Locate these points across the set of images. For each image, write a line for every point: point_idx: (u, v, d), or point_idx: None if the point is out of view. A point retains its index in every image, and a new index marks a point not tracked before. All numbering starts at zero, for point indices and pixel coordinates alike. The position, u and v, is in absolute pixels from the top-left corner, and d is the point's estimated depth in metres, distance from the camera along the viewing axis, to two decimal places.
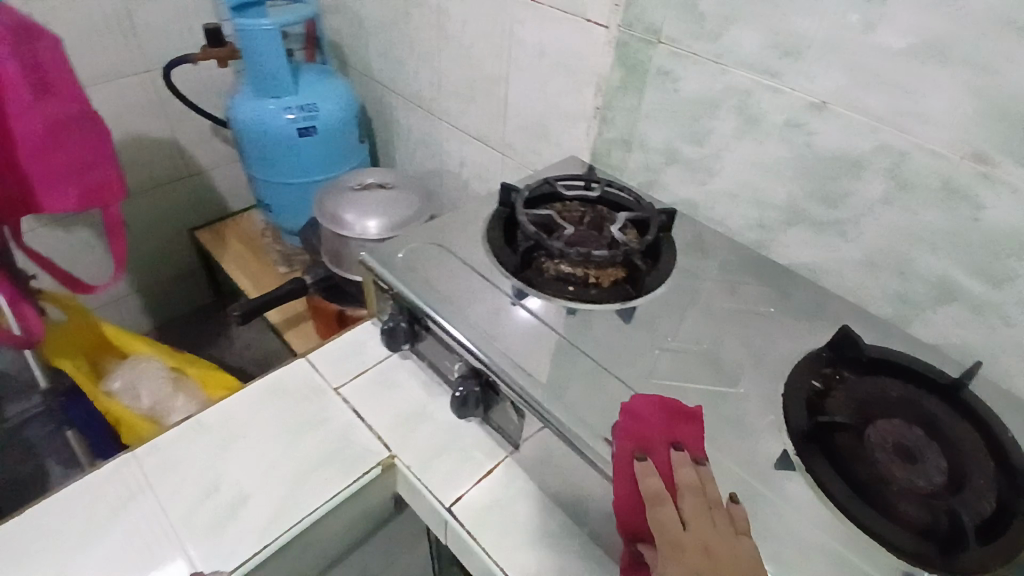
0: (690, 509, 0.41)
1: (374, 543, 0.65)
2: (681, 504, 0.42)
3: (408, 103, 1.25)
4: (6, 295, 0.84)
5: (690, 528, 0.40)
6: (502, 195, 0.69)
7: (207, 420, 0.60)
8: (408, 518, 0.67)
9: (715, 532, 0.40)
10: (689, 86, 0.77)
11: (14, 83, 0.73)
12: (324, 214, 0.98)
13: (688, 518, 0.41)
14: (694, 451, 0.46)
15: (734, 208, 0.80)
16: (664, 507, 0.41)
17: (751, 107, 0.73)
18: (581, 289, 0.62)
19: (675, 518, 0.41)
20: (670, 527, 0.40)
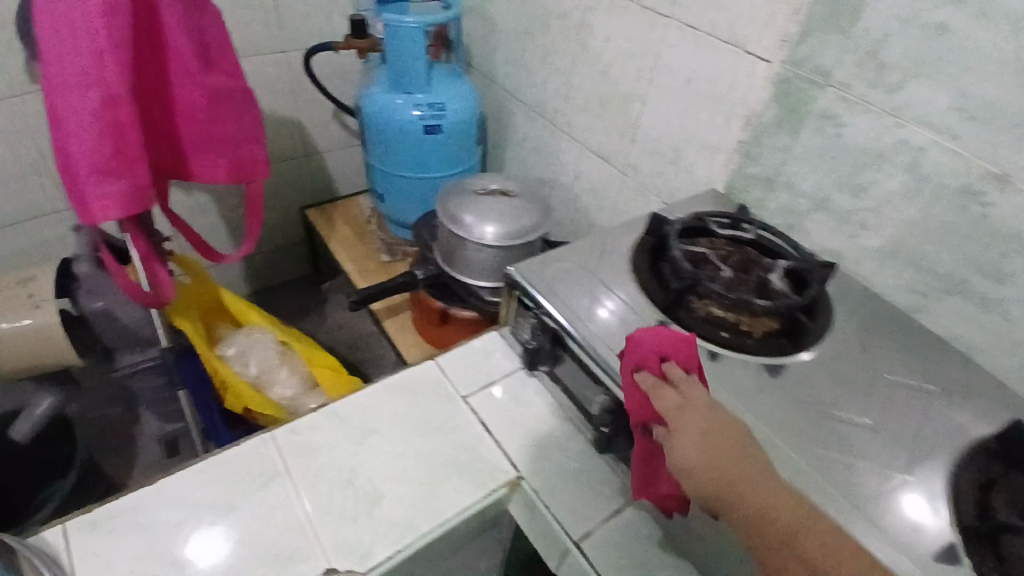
0: (687, 394, 0.47)
1: (480, 557, 0.65)
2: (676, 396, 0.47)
3: (529, 110, 1.25)
4: (143, 252, 0.80)
5: (690, 414, 0.45)
6: (653, 225, 0.68)
7: (343, 411, 0.61)
8: (514, 538, 0.67)
9: (709, 415, 0.45)
10: (855, 134, 0.75)
11: (186, 50, 0.71)
12: (444, 213, 0.99)
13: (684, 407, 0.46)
14: (686, 364, 0.50)
15: (886, 268, 0.77)
16: (663, 397, 0.47)
17: (923, 167, 0.70)
18: (732, 335, 0.60)
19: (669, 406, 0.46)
20: (670, 410, 0.45)
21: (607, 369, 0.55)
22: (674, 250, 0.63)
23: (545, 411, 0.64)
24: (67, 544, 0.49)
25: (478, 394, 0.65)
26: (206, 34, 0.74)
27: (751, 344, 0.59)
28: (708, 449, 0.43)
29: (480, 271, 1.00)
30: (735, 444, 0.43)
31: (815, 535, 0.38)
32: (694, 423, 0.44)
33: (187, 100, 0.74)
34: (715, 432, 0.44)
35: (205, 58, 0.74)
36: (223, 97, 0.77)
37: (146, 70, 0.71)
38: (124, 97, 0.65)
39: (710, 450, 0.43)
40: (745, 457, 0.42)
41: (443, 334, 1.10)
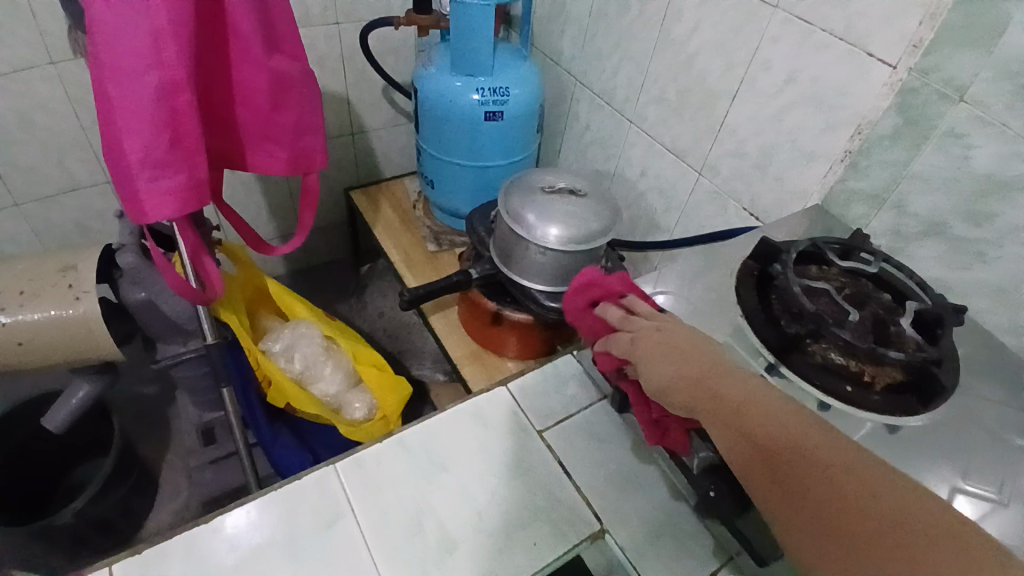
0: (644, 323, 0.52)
1: None
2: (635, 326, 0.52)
3: (593, 97, 1.16)
4: (191, 246, 0.75)
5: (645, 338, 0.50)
6: (762, 249, 0.63)
7: (410, 442, 0.56)
8: None
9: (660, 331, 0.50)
10: (985, 159, 0.66)
11: (248, 33, 0.66)
12: (505, 208, 0.92)
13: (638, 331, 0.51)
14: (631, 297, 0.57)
15: (1001, 306, 0.69)
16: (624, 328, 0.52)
17: None
18: (857, 389, 0.52)
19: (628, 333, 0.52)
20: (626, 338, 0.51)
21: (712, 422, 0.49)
22: (794, 284, 0.57)
23: (628, 452, 0.57)
24: None
25: (554, 428, 0.59)
26: (271, 14, 0.68)
27: (877, 400, 0.52)
28: (659, 363, 0.48)
29: (539, 274, 0.93)
30: (691, 352, 0.47)
31: (768, 425, 0.41)
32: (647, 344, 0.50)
33: (248, 86, 0.69)
34: (667, 345, 0.48)
35: (269, 40, 0.69)
36: (284, 83, 0.71)
37: (207, 52, 0.66)
38: (184, 84, 0.60)
39: (669, 356, 0.48)
40: (699, 361, 0.46)
41: (494, 334, 1.04)
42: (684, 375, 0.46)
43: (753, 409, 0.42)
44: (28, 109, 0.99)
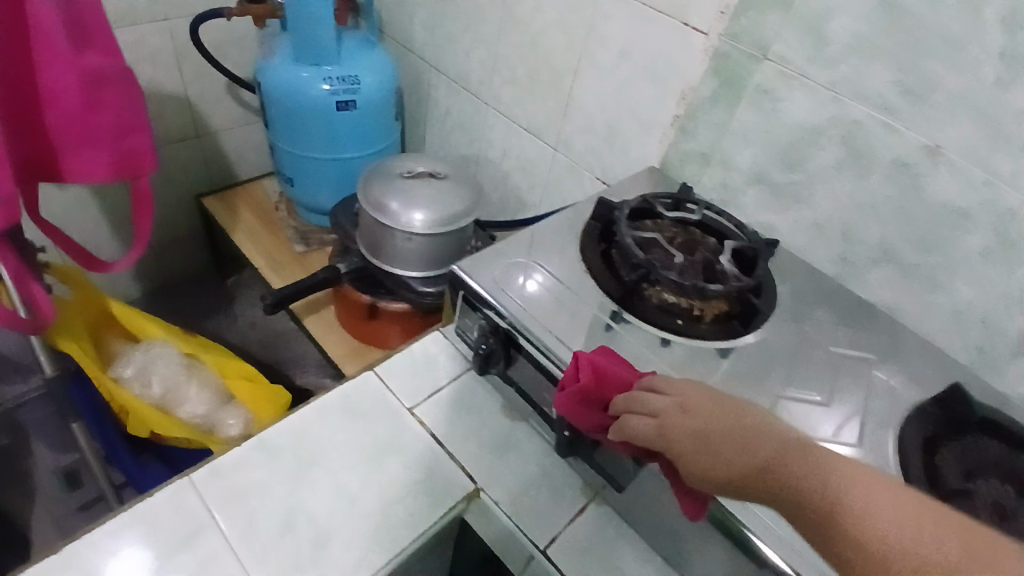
0: (682, 395, 0.42)
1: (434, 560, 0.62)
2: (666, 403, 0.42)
3: (450, 83, 1.15)
4: (13, 271, 0.66)
5: (695, 422, 0.40)
6: (601, 210, 0.66)
7: (274, 441, 0.54)
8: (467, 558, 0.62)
9: (709, 404, 0.41)
10: (794, 109, 0.72)
11: (54, 30, 0.58)
12: (366, 199, 0.89)
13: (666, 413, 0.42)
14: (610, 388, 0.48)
15: (820, 241, 0.76)
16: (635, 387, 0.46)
17: (858, 139, 0.68)
18: (687, 322, 0.58)
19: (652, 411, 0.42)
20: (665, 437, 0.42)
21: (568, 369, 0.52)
22: (627, 237, 0.61)
23: (499, 416, 0.60)
24: None
25: (424, 404, 0.60)
26: (76, 5, 0.60)
27: (703, 328, 0.58)
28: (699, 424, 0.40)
29: (417, 262, 0.92)
30: (756, 437, 0.37)
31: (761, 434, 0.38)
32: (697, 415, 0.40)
33: (53, 88, 0.61)
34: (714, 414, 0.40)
35: (73, 32, 0.61)
36: (102, 81, 0.64)
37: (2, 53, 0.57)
38: None
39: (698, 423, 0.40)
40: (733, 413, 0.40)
41: (369, 326, 1.03)
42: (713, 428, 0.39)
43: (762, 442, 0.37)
44: None
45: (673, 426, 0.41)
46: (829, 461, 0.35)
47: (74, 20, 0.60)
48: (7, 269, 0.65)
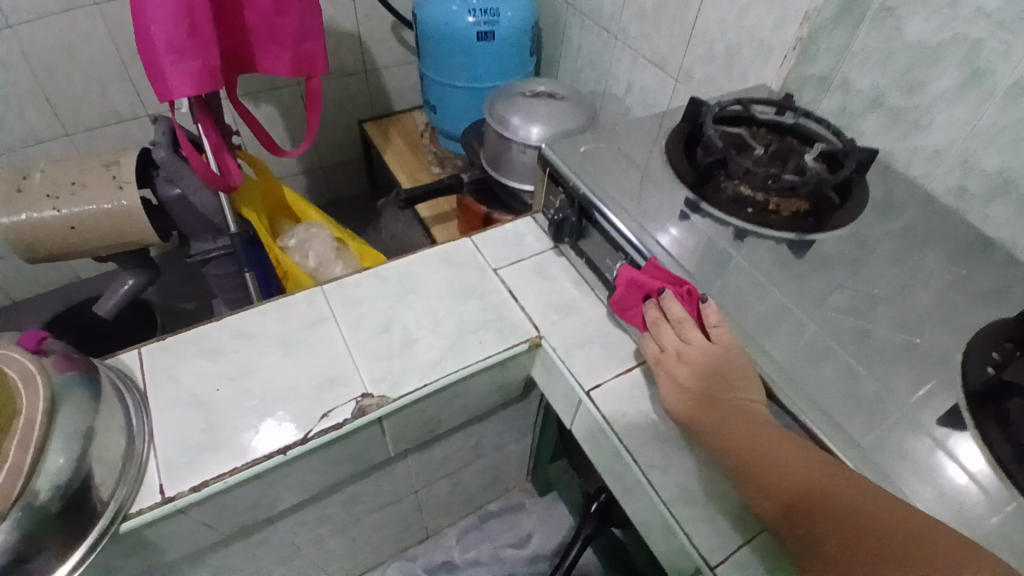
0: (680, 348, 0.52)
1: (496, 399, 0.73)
2: (669, 347, 0.53)
3: (584, 21, 1.20)
4: (212, 142, 0.84)
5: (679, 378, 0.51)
6: (692, 109, 0.69)
7: (385, 273, 0.67)
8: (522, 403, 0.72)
9: (694, 357, 0.50)
10: (913, 30, 0.68)
11: None
12: (493, 115, 1.00)
13: (669, 354, 0.52)
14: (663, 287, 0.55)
15: (937, 168, 0.71)
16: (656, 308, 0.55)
17: (977, 62, 0.63)
18: (759, 213, 0.62)
19: (664, 331, 0.53)
20: (668, 352, 0.53)
21: (629, 237, 0.58)
22: (709, 131, 0.64)
23: (569, 287, 0.68)
24: (147, 365, 0.57)
25: (507, 267, 0.69)
26: None
27: (775, 221, 0.62)
28: (698, 372, 0.50)
29: (530, 176, 1.00)
30: (722, 401, 0.48)
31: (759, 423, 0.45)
32: (699, 358, 0.50)
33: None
34: (710, 372, 0.49)
35: None
36: None
37: None
38: None
39: (692, 370, 0.50)
40: (727, 375, 0.49)
41: None
42: (709, 379, 0.49)
43: (754, 422, 0.46)
44: (77, 44, 1.14)
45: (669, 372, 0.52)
46: (827, 468, 0.41)
47: None
48: (209, 139, 0.84)
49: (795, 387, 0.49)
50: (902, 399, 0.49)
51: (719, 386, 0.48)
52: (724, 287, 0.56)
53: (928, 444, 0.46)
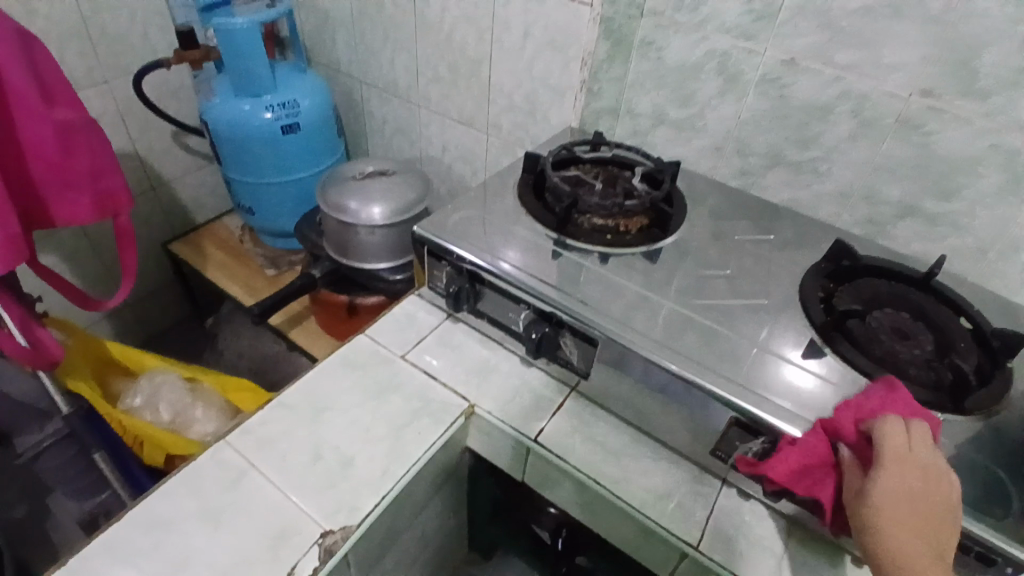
0: (926, 480, 0.44)
1: (438, 482, 0.72)
2: (917, 462, 0.44)
3: (381, 93, 1.24)
4: (17, 319, 0.71)
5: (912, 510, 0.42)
6: (530, 164, 0.78)
7: (289, 400, 0.64)
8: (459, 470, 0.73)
9: (935, 488, 0.44)
10: (672, 56, 0.83)
11: (28, 93, 0.65)
12: (327, 204, 0.97)
13: (912, 457, 0.45)
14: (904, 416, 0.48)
15: (719, 160, 0.88)
16: (888, 420, 0.47)
17: (730, 67, 0.80)
18: (616, 236, 0.71)
19: (917, 444, 0.46)
20: (910, 456, 0.45)
21: (528, 288, 0.62)
22: (552, 177, 0.72)
23: (477, 347, 0.70)
24: None
25: (412, 351, 0.69)
26: (40, 70, 0.67)
27: (630, 239, 0.71)
28: (923, 489, 0.43)
29: (384, 254, 1.00)
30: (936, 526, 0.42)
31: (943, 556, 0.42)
32: (926, 478, 0.44)
33: (36, 139, 0.68)
34: (931, 496, 0.43)
35: (44, 94, 0.68)
36: (75, 132, 0.71)
37: None
38: None
39: (926, 484, 0.44)
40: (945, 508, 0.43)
41: (350, 327, 1.11)
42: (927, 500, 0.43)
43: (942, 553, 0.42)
44: None
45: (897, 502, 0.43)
46: None
47: (40, 85, 0.68)
48: (11, 317, 0.70)
49: (710, 369, 0.56)
50: (782, 351, 0.59)
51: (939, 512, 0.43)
52: (608, 299, 0.63)
53: (794, 371, 0.57)
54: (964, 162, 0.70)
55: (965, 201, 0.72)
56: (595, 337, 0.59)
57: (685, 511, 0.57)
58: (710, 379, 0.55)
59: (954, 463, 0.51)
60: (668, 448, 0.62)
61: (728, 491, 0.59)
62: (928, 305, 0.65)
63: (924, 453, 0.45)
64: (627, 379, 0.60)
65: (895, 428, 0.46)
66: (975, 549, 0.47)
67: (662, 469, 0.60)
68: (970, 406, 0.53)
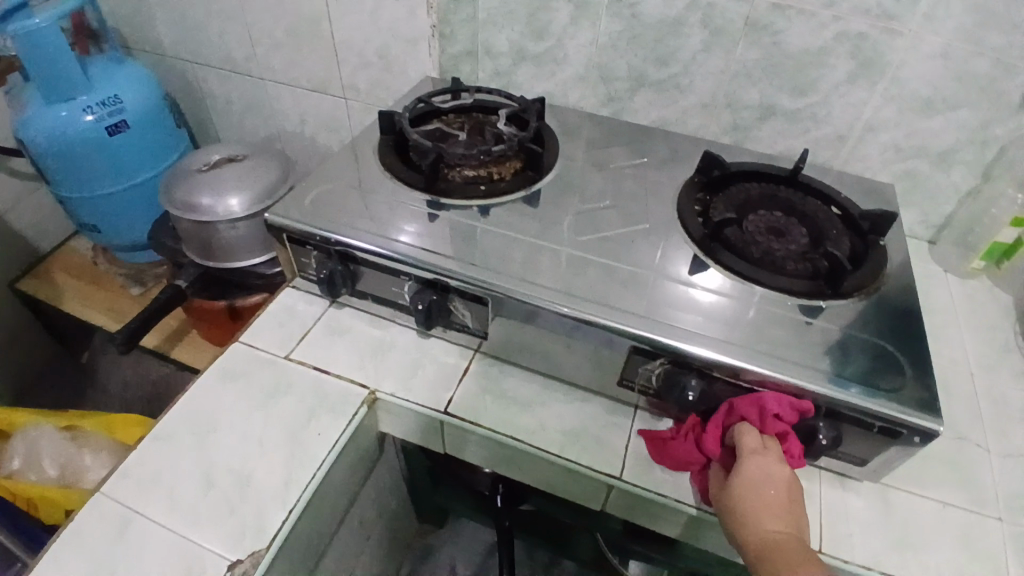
0: (774, 475, 0.46)
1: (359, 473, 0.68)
2: (767, 458, 0.47)
3: (219, 71, 1.10)
4: None
5: (761, 501, 0.45)
6: (386, 123, 0.72)
7: (168, 430, 0.57)
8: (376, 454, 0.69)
9: (787, 482, 0.46)
10: None
11: None
12: (176, 205, 0.87)
13: (764, 453, 0.47)
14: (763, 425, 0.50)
15: (585, 90, 0.86)
16: (745, 423, 0.49)
17: None
18: (491, 186, 0.67)
19: (768, 443, 0.48)
20: (762, 453, 0.47)
21: (406, 259, 0.58)
22: (412, 134, 0.67)
23: (369, 328, 0.66)
24: None
25: (297, 348, 0.64)
26: None
27: (506, 186, 0.68)
28: (775, 481, 0.46)
29: (255, 246, 0.91)
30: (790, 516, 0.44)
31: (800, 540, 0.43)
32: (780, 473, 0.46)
33: None
34: (785, 489, 0.46)
35: None
36: None
37: None
38: None
39: (777, 477, 0.46)
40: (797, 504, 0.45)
41: (237, 330, 1.02)
42: (781, 492, 0.45)
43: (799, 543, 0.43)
44: None
45: (749, 495, 0.46)
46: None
47: None
48: None
49: (603, 305, 0.55)
50: (670, 271, 0.59)
51: (791, 502, 0.45)
52: (491, 253, 0.60)
53: (680, 289, 0.57)
54: (812, 55, 0.72)
55: (819, 92, 0.75)
56: (485, 296, 0.57)
57: (603, 445, 0.58)
58: (605, 315, 0.53)
59: (841, 341, 0.54)
60: (579, 388, 0.62)
61: (641, 415, 0.60)
62: (796, 200, 0.67)
63: (774, 452, 0.47)
64: (526, 330, 0.58)
65: (754, 433, 0.48)
66: (878, 425, 0.49)
67: (577, 409, 0.60)
68: (845, 288, 0.56)
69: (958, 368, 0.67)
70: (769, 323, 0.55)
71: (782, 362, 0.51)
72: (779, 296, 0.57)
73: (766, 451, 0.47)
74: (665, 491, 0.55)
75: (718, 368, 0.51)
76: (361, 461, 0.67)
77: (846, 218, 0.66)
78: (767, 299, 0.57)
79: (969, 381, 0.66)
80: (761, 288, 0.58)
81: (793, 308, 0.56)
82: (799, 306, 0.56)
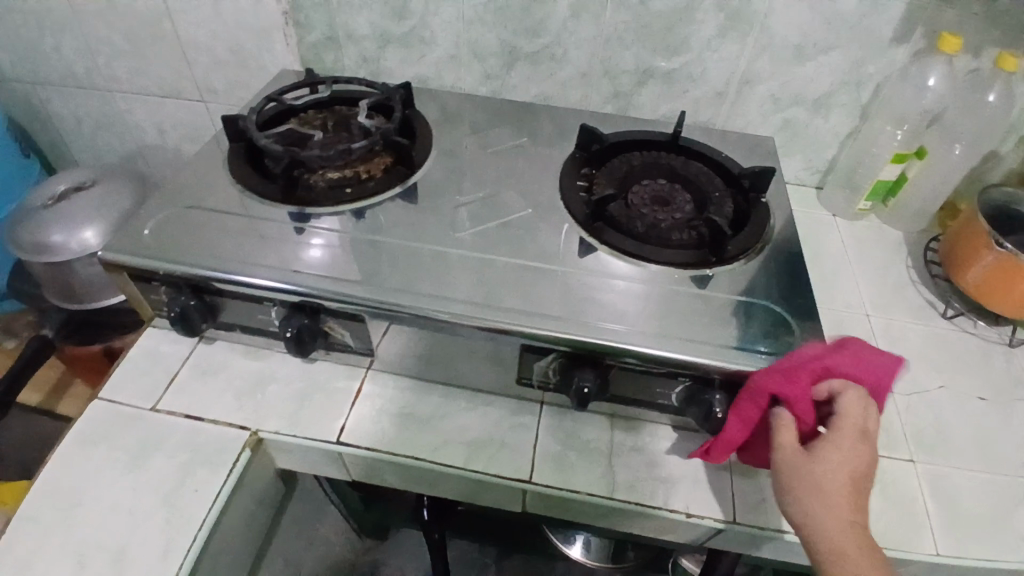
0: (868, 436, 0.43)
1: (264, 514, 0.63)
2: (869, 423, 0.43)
3: (58, 89, 0.98)
4: None
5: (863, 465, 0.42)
6: (233, 130, 0.65)
7: (21, 513, 0.50)
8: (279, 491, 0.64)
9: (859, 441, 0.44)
10: None
11: None
12: (22, 248, 0.77)
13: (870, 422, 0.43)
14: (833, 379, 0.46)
15: (460, 69, 0.81)
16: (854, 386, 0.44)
17: None
18: (358, 187, 0.62)
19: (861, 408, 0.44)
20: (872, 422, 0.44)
21: (266, 284, 0.52)
22: (259, 140, 0.61)
23: (248, 362, 0.60)
24: None
25: (165, 397, 0.57)
26: None
27: (376, 184, 0.63)
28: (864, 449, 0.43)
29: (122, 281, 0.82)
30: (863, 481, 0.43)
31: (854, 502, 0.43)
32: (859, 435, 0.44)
33: None
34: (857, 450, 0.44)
35: None
36: None
37: None
38: None
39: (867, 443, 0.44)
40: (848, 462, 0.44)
41: None
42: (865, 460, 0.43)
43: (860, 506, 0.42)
44: None
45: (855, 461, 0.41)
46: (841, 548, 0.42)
47: None
48: None
49: (487, 306, 0.51)
50: (557, 258, 0.56)
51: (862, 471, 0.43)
52: (363, 263, 0.54)
53: (568, 276, 0.54)
54: (680, 11, 0.70)
55: (693, 49, 0.73)
56: (360, 313, 0.51)
57: (511, 450, 0.55)
58: (489, 316, 0.50)
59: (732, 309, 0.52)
60: (481, 393, 0.59)
61: (546, 412, 0.58)
62: (679, 165, 0.66)
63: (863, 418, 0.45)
64: (413, 342, 0.54)
65: (860, 395, 0.43)
66: None
67: (480, 416, 0.57)
68: (729, 253, 0.55)
69: (853, 312, 0.67)
70: (660, 300, 0.52)
71: (675, 338, 0.49)
72: (665, 270, 0.55)
73: (866, 422, 0.43)
74: (577, 488, 0.52)
75: (610, 356, 0.48)
76: (261, 504, 0.61)
77: (728, 177, 0.65)
78: (656, 275, 0.55)
79: (865, 322, 0.67)
80: (648, 263, 0.55)
81: (681, 281, 0.54)
82: (687, 278, 0.55)
